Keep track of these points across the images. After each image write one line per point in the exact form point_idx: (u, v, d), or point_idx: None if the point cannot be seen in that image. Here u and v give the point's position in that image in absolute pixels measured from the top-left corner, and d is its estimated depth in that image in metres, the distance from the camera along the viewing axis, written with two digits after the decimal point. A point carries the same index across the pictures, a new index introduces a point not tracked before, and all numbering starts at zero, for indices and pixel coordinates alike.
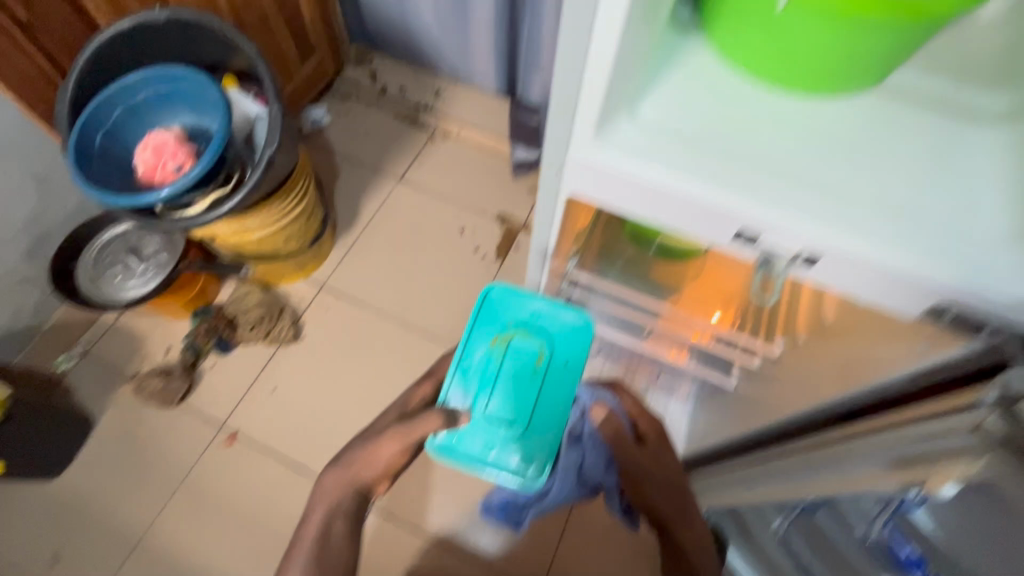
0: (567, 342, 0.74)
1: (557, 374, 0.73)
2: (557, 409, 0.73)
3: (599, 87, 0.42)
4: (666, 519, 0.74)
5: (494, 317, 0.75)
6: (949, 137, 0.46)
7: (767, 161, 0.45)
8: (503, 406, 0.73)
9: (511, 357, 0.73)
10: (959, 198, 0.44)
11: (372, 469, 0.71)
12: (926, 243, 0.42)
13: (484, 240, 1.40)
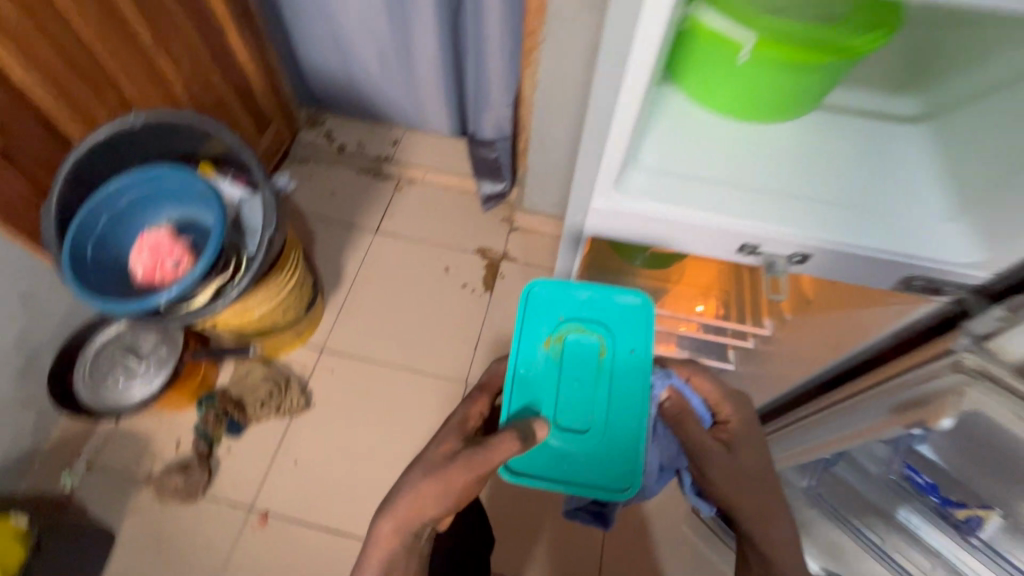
0: (630, 327, 0.68)
1: (623, 366, 0.67)
2: (635, 407, 0.66)
3: (616, 145, 0.49)
4: (747, 525, 0.65)
5: (546, 315, 0.69)
6: (885, 142, 0.57)
7: (754, 184, 0.54)
8: (571, 410, 0.67)
9: (573, 355, 0.68)
10: (905, 190, 0.54)
11: (431, 506, 0.61)
12: (891, 231, 0.52)
13: (469, 275, 1.46)
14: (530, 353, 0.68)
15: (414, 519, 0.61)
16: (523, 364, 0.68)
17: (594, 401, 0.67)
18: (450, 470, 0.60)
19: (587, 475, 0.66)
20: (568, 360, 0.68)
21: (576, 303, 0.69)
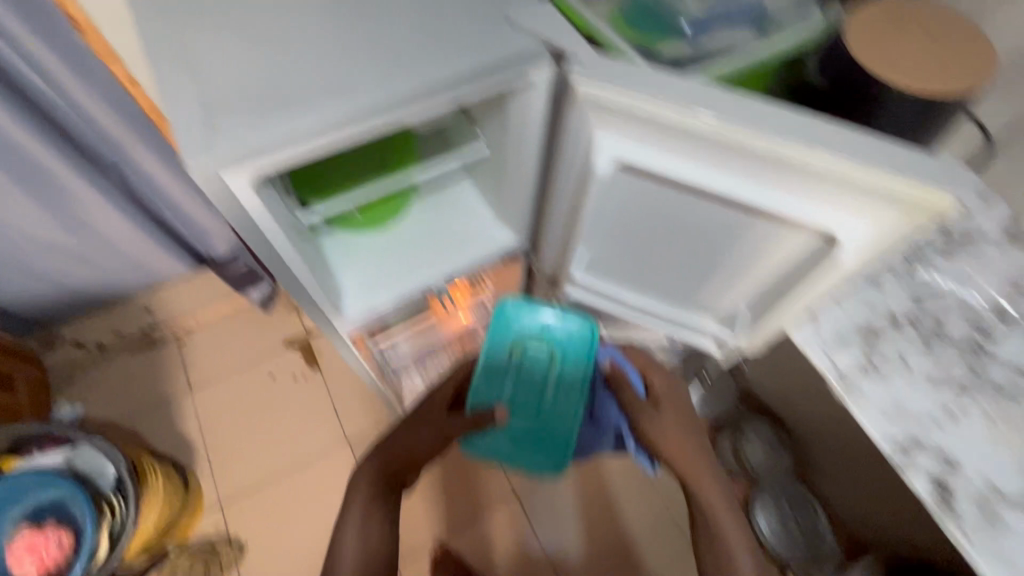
0: (580, 335, 1.02)
1: (569, 372, 1.04)
2: (578, 403, 1.06)
3: (322, 294, 0.89)
4: (671, 458, 0.88)
5: (501, 327, 1.03)
6: (453, 198, 1.04)
7: (405, 263, 0.98)
8: (522, 400, 1.07)
9: (521, 356, 1.03)
10: (472, 219, 1.01)
11: (394, 459, 0.87)
12: (474, 244, 0.99)
13: (292, 367, 1.66)
14: (487, 352, 1.02)
15: (375, 474, 0.86)
16: (485, 373, 1.02)
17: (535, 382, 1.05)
18: (403, 435, 0.88)
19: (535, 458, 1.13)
20: (510, 356, 1.04)
21: (516, 313, 1.01)
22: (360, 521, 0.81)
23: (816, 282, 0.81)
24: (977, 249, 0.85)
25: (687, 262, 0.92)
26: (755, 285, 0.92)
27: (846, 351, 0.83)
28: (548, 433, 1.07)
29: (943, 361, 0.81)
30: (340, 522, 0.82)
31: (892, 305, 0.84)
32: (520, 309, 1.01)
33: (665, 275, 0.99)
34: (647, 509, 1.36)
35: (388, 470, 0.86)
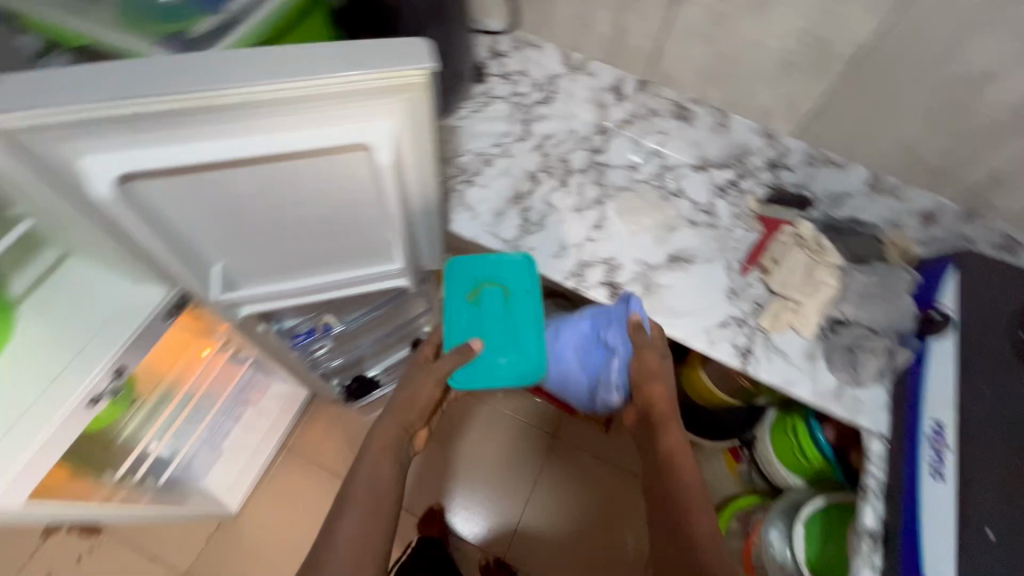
0: (518, 276, 0.80)
1: (524, 300, 0.80)
2: (533, 320, 0.79)
3: None
4: (655, 409, 0.72)
5: (466, 287, 0.79)
6: (69, 283, 0.72)
7: (35, 391, 0.65)
8: (495, 338, 0.78)
9: (486, 308, 0.79)
10: (108, 295, 0.71)
11: (411, 409, 0.78)
12: (122, 322, 0.69)
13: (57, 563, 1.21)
14: (464, 316, 0.79)
15: (387, 436, 0.76)
16: (455, 312, 0.79)
17: (502, 318, 0.79)
18: (421, 387, 0.78)
19: (503, 378, 0.78)
20: (482, 307, 0.79)
21: (482, 267, 0.80)
22: (370, 492, 0.69)
23: (412, 189, 0.69)
24: (562, 90, 1.00)
25: (286, 230, 0.70)
26: (382, 231, 0.74)
27: (507, 222, 0.91)
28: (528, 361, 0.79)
29: (578, 190, 0.95)
30: (352, 476, 0.71)
31: (526, 165, 0.96)
32: (491, 261, 0.80)
33: (297, 255, 0.76)
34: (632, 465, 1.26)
35: (410, 425, 0.78)
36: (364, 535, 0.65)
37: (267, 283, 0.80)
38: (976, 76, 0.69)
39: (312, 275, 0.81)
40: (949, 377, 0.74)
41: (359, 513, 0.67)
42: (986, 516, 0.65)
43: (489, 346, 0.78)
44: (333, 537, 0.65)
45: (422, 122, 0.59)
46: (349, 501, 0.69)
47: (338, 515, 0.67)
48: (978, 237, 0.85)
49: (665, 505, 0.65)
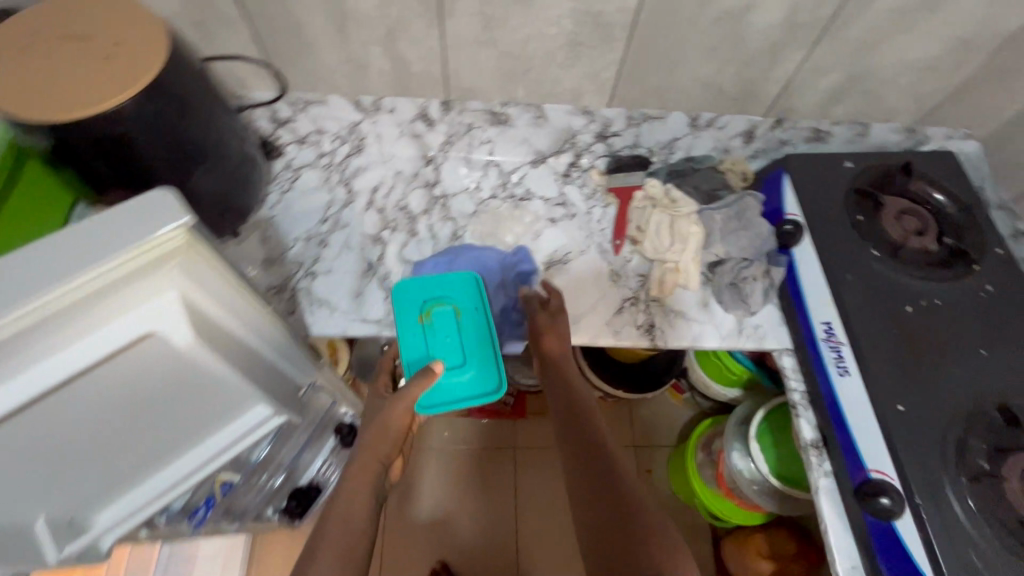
0: (469, 293, 0.78)
1: (474, 317, 0.77)
2: (486, 336, 0.76)
3: None
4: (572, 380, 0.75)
5: (417, 312, 0.76)
6: None
7: None
8: (451, 355, 0.75)
9: (441, 328, 0.76)
10: None
11: (385, 438, 0.73)
12: None
13: None
14: (417, 337, 0.75)
15: (367, 470, 0.70)
16: (409, 336, 0.75)
17: (457, 337, 0.76)
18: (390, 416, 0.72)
19: (461, 394, 0.74)
20: (435, 329, 0.76)
21: (428, 288, 0.78)
22: (345, 519, 0.64)
23: (236, 339, 0.57)
24: (368, 135, 0.91)
25: (108, 446, 0.54)
26: (231, 394, 0.61)
27: (369, 300, 0.81)
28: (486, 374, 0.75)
29: (429, 233, 0.87)
30: (327, 510, 0.66)
31: (364, 228, 0.87)
32: (436, 279, 0.78)
33: (134, 459, 0.59)
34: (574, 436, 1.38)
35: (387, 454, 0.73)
36: (342, 558, 0.61)
37: (111, 505, 0.63)
38: (741, 9, 0.69)
39: (168, 466, 0.65)
40: (819, 279, 0.79)
41: (335, 538, 0.62)
42: (894, 392, 0.70)
43: (447, 365, 0.74)
44: (308, 564, 0.60)
45: (213, 277, 0.49)
46: (316, 533, 0.64)
47: (313, 547, 0.62)
48: (791, 137, 0.91)
49: (595, 487, 0.60)
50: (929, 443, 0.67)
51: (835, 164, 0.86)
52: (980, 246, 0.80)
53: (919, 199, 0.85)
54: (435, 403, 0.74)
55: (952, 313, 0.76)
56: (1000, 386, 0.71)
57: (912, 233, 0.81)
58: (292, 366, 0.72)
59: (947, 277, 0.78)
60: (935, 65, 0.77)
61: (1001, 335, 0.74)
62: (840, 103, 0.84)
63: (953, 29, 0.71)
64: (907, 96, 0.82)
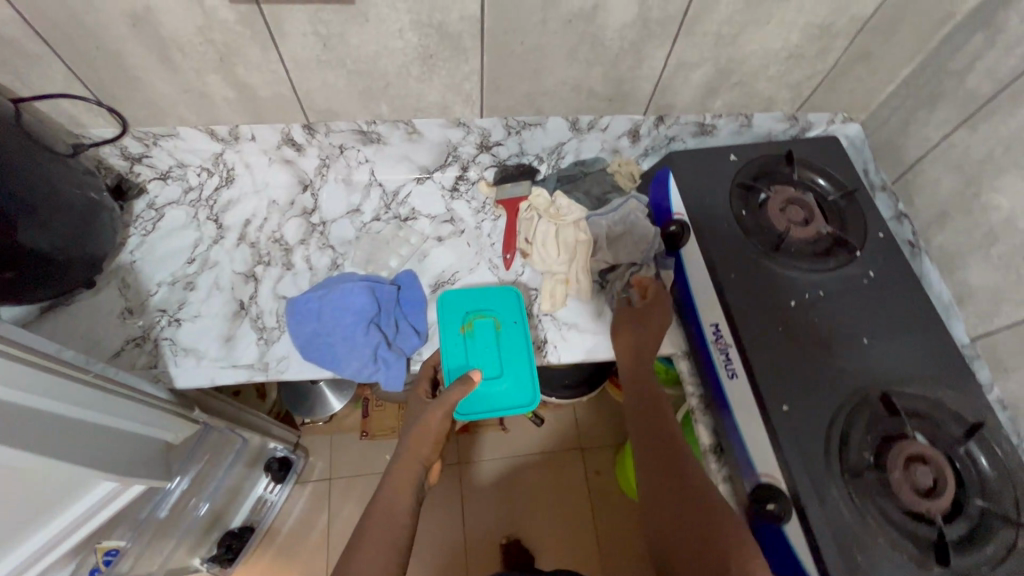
0: (509, 306, 0.78)
1: (513, 329, 0.77)
2: (525, 351, 0.75)
3: None
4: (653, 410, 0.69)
5: (459, 324, 0.76)
6: None
7: None
8: (490, 364, 0.74)
9: (480, 338, 0.75)
10: None
11: (428, 441, 0.66)
12: None
13: None
14: (460, 345, 0.75)
15: (408, 475, 0.64)
16: (454, 343, 0.75)
17: (499, 349, 0.75)
18: (430, 417, 0.67)
19: (498, 403, 0.73)
20: (480, 337, 0.76)
21: (471, 300, 0.78)
22: (387, 529, 0.59)
23: (53, 415, 0.53)
24: (235, 164, 0.85)
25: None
26: (75, 471, 0.54)
27: (240, 344, 0.76)
28: (521, 383, 0.74)
29: (305, 265, 0.83)
30: (364, 523, 0.60)
31: (235, 266, 0.82)
32: (480, 292, 0.79)
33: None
34: (592, 434, 1.43)
35: (427, 460, 0.67)
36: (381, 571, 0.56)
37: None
38: (590, 10, 0.66)
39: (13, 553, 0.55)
40: (704, 279, 0.77)
41: (379, 551, 0.57)
42: (779, 392, 0.69)
43: (485, 373, 0.74)
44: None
45: None
46: (353, 547, 0.59)
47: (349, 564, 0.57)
48: (677, 133, 0.89)
49: (678, 492, 0.60)
50: (814, 441, 0.66)
51: (719, 158, 0.84)
52: (862, 231, 0.80)
53: (806, 186, 0.84)
54: (470, 410, 0.72)
55: (836, 303, 0.75)
56: (881, 374, 0.71)
57: (797, 223, 0.79)
58: (149, 426, 0.67)
59: (829, 267, 0.77)
60: (800, 53, 0.75)
61: (883, 322, 0.74)
62: (716, 96, 0.82)
63: (809, 17, 0.70)
64: (780, 85, 0.81)
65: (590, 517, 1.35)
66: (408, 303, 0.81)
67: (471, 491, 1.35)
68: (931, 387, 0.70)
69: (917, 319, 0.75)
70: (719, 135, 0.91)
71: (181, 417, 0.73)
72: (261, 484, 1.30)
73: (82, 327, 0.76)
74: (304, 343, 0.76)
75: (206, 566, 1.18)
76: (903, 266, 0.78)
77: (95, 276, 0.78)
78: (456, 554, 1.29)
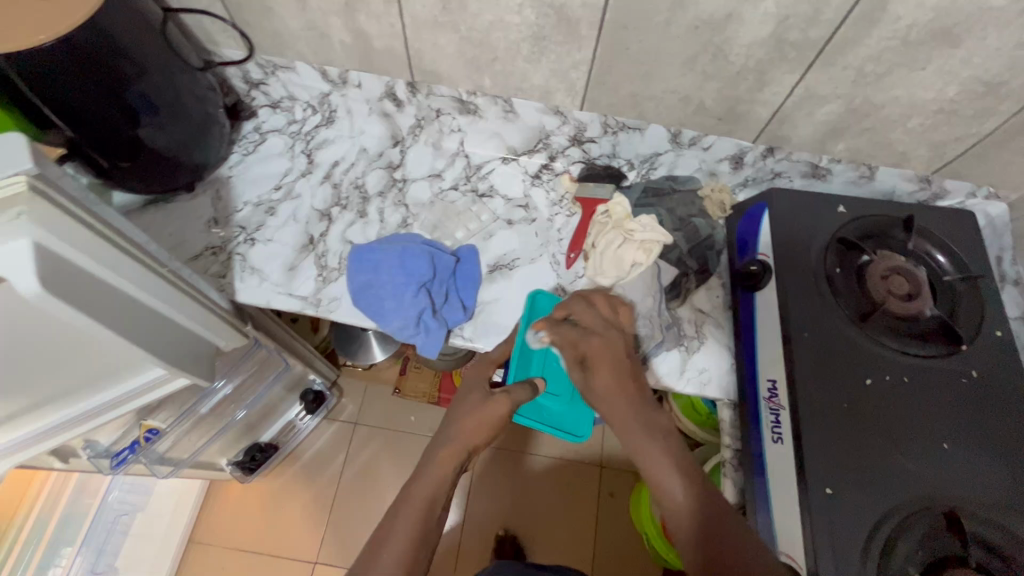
0: None
1: None
2: None
3: None
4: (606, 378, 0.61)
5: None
6: None
7: None
8: (558, 383, 0.76)
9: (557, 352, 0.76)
10: None
11: (488, 429, 0.63)
12: None
13: None
14: (537, 356, 0.75)
15: (449, 464, 0.59)
16: (532, 349, 0.74)
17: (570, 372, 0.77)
18: (488, 405, 0.63)
19: (554, 422, 0.76)
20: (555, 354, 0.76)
21: None
22: (421, 515, 0.55)
23: (135, 301, 0.57)
24: (338, 107, 0.89)
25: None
26: (134, 352, 0.59)
27: (301, 276, 0.81)
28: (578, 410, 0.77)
29: (378, 217, 0.86)
30: (401, 501, 0.57)
31: (315, 203, 0.86)
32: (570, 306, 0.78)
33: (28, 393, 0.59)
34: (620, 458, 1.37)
35: (474, 449, 0.62)
36: (410, 557, 0.52)
37: (12, 431, 0.62)
38: (721, 19, 0.61)
39: (67, 407, 0.63)
40: (774, 331, 0.71)
41: (415, 531, 0.54)
42: (826, 472, 0.62)
43: (550, 389, 0.76)
44: (377, 554, 0.52)
45: (96, 242, 0.50)
46: (389, 516, 0.56)
47: (381, 540, 0.53)
48: (785, 169, 0.82)
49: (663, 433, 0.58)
50: (851, 538, 0.59)
51: (827, 206, 0.76)
52: (975, 325, 0.70)
53: (919, 258, 0.74)
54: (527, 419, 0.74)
55: (920, 395, 0.66)
56: (952, 487, 0.62)
57: (899, 297, 0.70)
58: (203, 329, 0.70)
59: (922, 353, 0.68)
60: (953, 109, 0.67)
61: (971, 430, 0.65)
62: (840, 138, 0.75)
63: (975, 70, 0.61)
64: (919, 140, 0.72)
65: (591, 535, 1.31)
66: (462, 278, 0.82)
67: (481, 474, 1.35)
68: (1011, 518, 0.61)
69: (1016, 438, 0.65)
70: (834, 182, 0.82)
71: (235, 329, 0.76)
72: (293, 409, 1.34)
73: (173, 225, 0.84)
74: (356, 291, 0.79)
75: (231, 468, 1.27)
76: (1016, 374, 0.68)
77: (196, 183, 0.85)
78: (451, 530, 1.30)
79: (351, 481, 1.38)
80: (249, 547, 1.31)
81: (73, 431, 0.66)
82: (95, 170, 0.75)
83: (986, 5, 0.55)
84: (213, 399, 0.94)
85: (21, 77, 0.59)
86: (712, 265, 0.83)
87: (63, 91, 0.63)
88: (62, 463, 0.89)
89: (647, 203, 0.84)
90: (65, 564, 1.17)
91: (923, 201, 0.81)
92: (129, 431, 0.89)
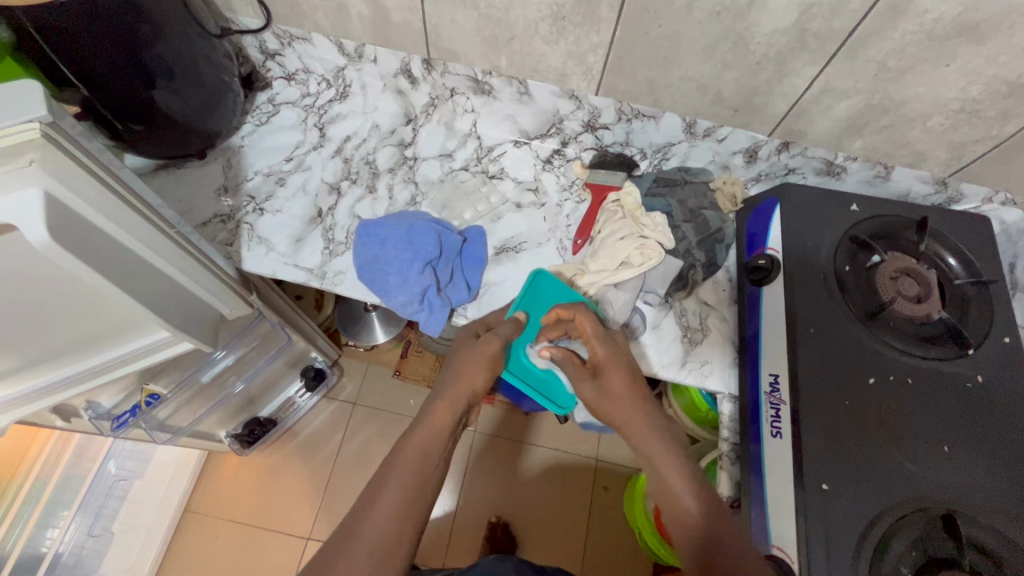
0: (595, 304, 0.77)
1: None
2: None
3: None
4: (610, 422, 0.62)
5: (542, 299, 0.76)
6: None
7: None
8: None
9: None
10: None
11: (481, 375, 0.63)
12: None
13: None
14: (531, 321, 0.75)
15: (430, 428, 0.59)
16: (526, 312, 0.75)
17: None
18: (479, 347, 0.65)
19: (540, 391, 0.74)
20: None
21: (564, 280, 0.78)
22: (420, 463, 0.54)
23: (143, 263, 0.58)
24: (353, 82, 0.89)
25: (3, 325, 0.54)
26: (141, 314, 0.59)
27: (307, 248, 0.81)
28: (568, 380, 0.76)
29: (387, 193, 0.86)
30: (397, 454, 0.54)
31: (325, 176, 0.86)
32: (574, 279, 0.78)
33: (37, 343, 0.59)
34: (612, 453, 1.37)
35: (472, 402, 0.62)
36: (408, 508, 0.51)
37: (20, 381, 0.62)
38: (744, 5, 0.60)
39: (82, 359, 0.64)
40: (779, 327, 0.70)
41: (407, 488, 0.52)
42: (823, 469, 0.62)
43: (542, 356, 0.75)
44: (365, 520, 0.49)
45: (109, 198, 0.51)
46: (384, 474, 0.53)
47: (374, 498, 0.51)
48: (799, 164, 0.81)
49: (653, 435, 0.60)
50: (845, 535, 0.59)
51: (840, 204, 0.75)
52: (984, 330, 0.69)
53: (930, 261, 0.73)
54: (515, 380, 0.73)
55: (923, 398, 0.66)
56: (949, 490, 0.62)
57: (908, 298, 0.70)
58: (207, 294, 0.70)
59: (927, 356, 0.68)
60: (975, 110, 0.66)
61: (973, 434, 0.64)
62: (857, 135, 0.74)
63: (999, 69, 0.60)
64: (937, 141, 0.71)
65: (583, 528, 1.31)
66: (468, 257, 0.82)
67: (477, 460, 1.36)
68: (1008, 524, 0.61)
69: (1019, 446, 0.64)
70: (848, 181, 0.81)
71: (239, 297, 0.76)
72: (294, 386, 1.34)
73: (183, 191, 0.85)
74: (360, 265, 0.79)
75: (228, 440, 1.28)
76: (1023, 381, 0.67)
77: (207, 150, 0.86)
78: (443, 513, 1.31)
79: (347, 460, 1.38)
80: (241, 519, 1.32)
81: (79, 387, 0.66)
82: (109, 132, 0.75)
83: (1015, 1, 0.54)
84: (208, 370, 0.93)
85: (42, 34, 0.59)
86: (721, 258, 0.82)
87: (79, 48, 0.62)
88: (58, 422, 0.90)
89: (657, 193, 0.84)
90: (62, 526, 1.15)
91: (937, 204, 0.80)
92: (132, 394, 0.89)
